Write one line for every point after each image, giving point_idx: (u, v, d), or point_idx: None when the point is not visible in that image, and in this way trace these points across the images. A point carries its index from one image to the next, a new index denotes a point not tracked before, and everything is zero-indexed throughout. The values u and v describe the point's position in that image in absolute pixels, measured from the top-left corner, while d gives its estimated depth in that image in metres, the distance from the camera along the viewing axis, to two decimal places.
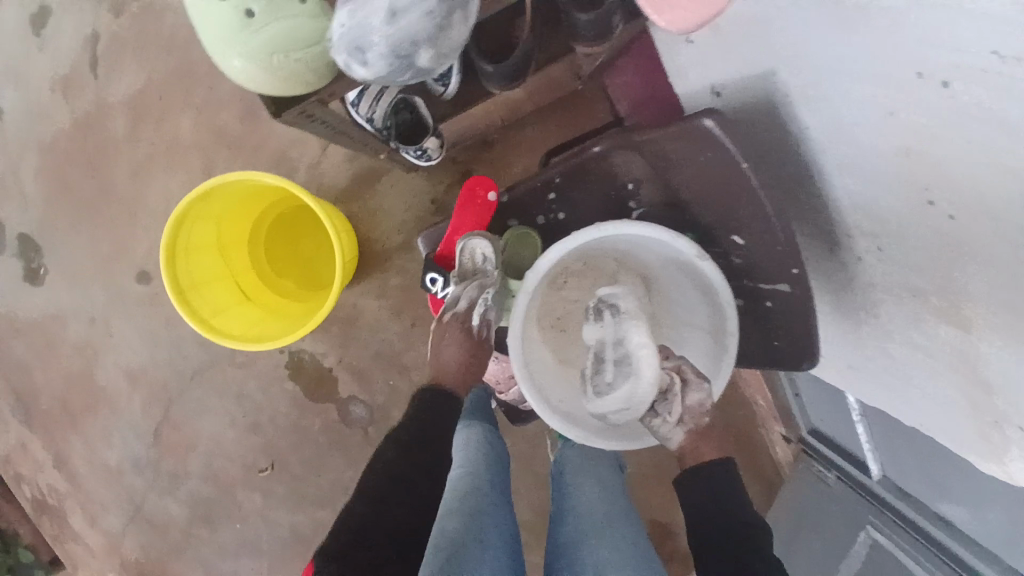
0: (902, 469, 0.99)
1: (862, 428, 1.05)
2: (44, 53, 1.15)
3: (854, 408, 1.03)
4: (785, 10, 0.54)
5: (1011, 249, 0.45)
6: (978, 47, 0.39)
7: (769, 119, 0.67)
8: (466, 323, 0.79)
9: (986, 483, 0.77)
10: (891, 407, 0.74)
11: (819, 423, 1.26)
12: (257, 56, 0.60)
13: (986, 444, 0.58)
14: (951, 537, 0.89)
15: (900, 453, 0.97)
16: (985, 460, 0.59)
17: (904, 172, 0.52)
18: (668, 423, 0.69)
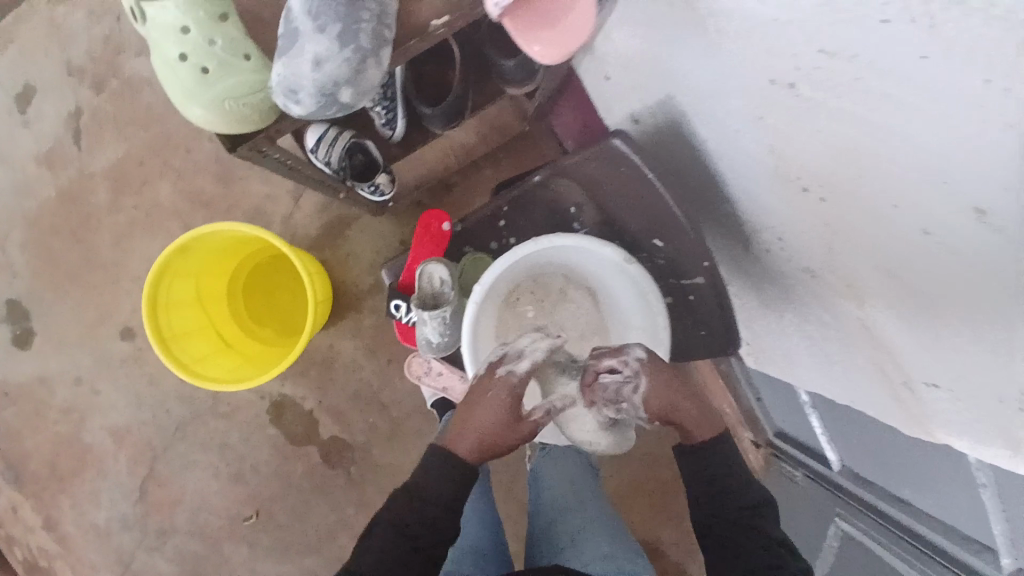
0: (855, 456, 1.04)
1: (816, 420, 1.10)
2: (28, 132, 1.23)
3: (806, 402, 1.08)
4: (670, 42, 0.64)
5: (870, 219, 0.52)
6: (808, 52, 0.46)
7: (677, 138, 0.77)
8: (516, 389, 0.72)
9: (918, 458, 0.82)
10: (822, 388, 0.81)
11: (782, 424, 1.32)
12: (213, 101, 0.54)
13: (905, 408, 0.64)
14: (905, 514, 0.94)
15: (851, 441, 1.02)
16: (908, 424, 0.65)
17: (780, 167, 0.59)
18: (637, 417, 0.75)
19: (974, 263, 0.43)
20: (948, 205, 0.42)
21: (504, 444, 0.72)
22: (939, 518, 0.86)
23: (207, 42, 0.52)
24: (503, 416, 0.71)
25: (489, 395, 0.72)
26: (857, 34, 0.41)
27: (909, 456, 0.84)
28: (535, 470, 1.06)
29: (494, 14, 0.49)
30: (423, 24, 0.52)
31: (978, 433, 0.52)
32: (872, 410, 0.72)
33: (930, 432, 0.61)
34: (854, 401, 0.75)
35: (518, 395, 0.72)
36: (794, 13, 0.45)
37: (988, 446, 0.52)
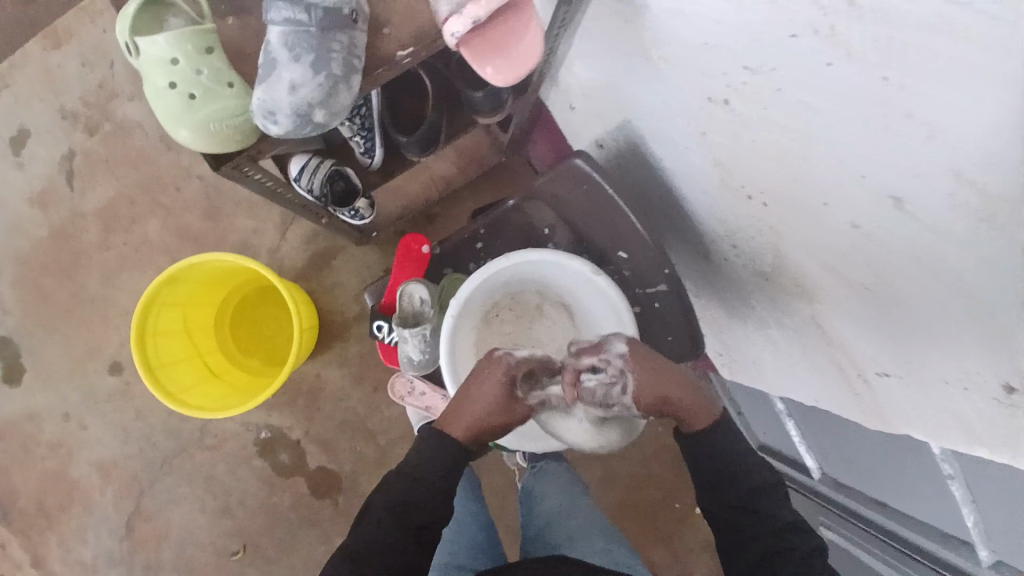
0: (832, 462, 1.05)
1: (793, 427, 1.11)
2: (21, 174, 1.27)
3: (782, 410, 1.09)
4: (624, 67, 0.70)
5: (808, 219, 0.57)
6: (736, 69, 0.51)
7: (636, 159, 0.83)
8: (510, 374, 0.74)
9: (889, 457, 0.83)
10: (791, 391, 0.84)
11: (763, 437, 1.34)
12: (201, 126, 0.58)
13: (864, 400, 0.67)
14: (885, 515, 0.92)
15: (826, 446, 1.03)
16: (869, 418, 0.68)
17: (725, 177, 0.64)
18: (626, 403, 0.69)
19: (900, 251, 0.47)
20: (869, 197, 0.47)
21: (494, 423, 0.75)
22: (917, 518, 0.85)
23: (195, 72, 0.57)
24: (495, 396, 0.73)
25: (487, 374, 0.75)
26: (772, 50, 0.46)
27: (881, 456, 0.85)
28: (529, 487, 1.09)
29: (452, 42, 0.55)
30: (392, 55, 0.57)
31: (938, 419, 0.56)
32: (839, 411, 0.75)
33: (892, 424, 0.65)
34: (820, 401, 0.78)
35: (512, 377, 0.74)
36: (721, 35, 0.50)
37: (946, 430, 0.56)
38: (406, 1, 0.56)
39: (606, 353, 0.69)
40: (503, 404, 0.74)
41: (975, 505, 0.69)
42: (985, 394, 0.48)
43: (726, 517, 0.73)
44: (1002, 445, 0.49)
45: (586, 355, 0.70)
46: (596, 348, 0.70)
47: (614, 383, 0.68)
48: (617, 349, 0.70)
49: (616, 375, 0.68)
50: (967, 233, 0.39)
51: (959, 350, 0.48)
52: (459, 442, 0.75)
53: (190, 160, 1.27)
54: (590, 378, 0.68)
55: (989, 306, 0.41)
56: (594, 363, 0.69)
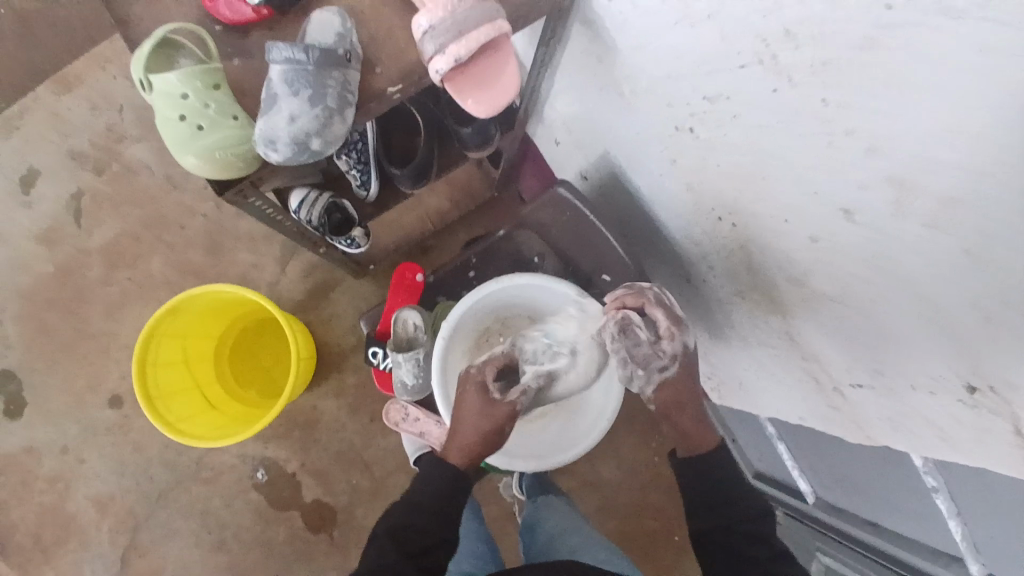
0: (823, 483, 1.03)
1: (784, 451, 1.09)
2: (30, 213, 1.31)
3: (772, 433, 1.07)
4: (604, 102, 0.76)
5: (774, 237, 0.60)
6: (697, 99, 0.56)
7: (617, 188, 0.88)
8: (480, 381, 0.80)
9: (877, 474, 0.82)
10: (778, 411, 0.86)
11: (757, 464, 1.33)
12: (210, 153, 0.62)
13: (842, 412, 0.69)
14: (879, 537, 0.90)
15: (817, 467, 1.01)
16: (848, 430, 0.70)
17: (698, 201, 0.69)
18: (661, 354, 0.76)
19: (857, 262, 0.51)
20: (824, 211, 0.50)
21: (492, 434, 0.78)
22: (910, 537, 0.83)
23: (203, 106, 0.62)
24: (478, 404, 0.78)
25: (466, 393, 0.80)
26: (726, 79, 0.51)
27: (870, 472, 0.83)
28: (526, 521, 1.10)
29: (437, 78, 0.60)
30: (383, 92, 0.62)
31: (911, 427, 0.58)
32: (823, 427, 0.76)
33: (873, 437, 0.66)
34: (805, 418, 0.79)
35: (483, 382, 0.80)
36: (683, 68, 0.56)
37: (920, 437, 0.58)
38: (396, 44, 0.61)
39: (674, 321, 0.77)
40: (491, 410, 0.78)
41: (959, 516, 0.68)
42: (951, 396, 0.50)
43: (731, 539, 0.73)
44: (976, 451, 0.51)
45: (655, 309, 0.77)
46: (669, 312, 0.77)
47: (667, 343, 0.76)
48: (681, 329, 0.77)
49: (672, 345, 0.75)
50: (914, 235, 0.43)
51: (923, 355, 0.51)
52: (460, 467, 0.78)
53: (193, 198, 1.32)
54: (637, 331, 0.76)
55: (943, 307, 0.45)
56: (655, 314, 0.77)
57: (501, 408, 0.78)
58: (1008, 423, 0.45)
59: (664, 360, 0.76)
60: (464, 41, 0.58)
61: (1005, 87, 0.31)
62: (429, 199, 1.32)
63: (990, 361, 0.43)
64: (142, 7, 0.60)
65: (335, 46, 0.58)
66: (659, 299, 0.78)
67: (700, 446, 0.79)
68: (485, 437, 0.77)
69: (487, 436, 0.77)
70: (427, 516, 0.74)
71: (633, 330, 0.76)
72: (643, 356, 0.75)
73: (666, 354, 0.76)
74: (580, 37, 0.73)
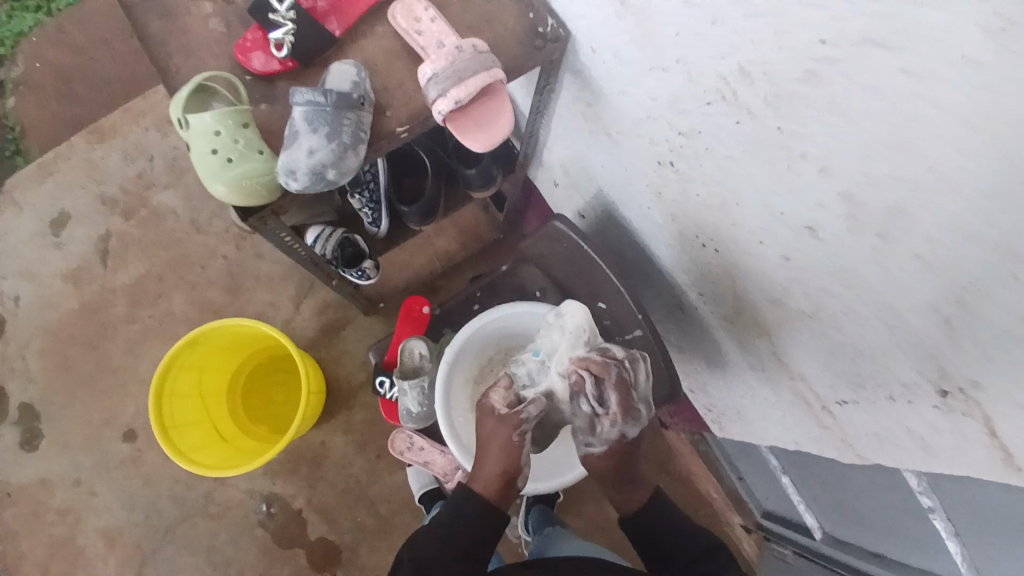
0: (830, 516, 1.00)
1: (791, 487, 1.07)
2: (61, 254, 1.39)
3: (776, 467, 1.05)
4: (595, 145, 0.82)
5: (751, 258, 0.65)
6: (674, 135, 0.63)
7: (611, 224, 0.93)
8: (490, 407, 0.79)
9: (881, 504, 0.81)
10: (776, 438, 0.87)
11: (766, 501, 1.26)
12: (239, 180, 0.66)
13: (830, 431, 0.72)
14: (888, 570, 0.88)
15: (821, 499, 0.99)
16: (840, 451, 0.72)
17: (683, 231, 0.74)
18: (605, 425, 0.77)
19: (825, 278, 0.55)
20: (793, 233, 0.55)
21: (501, 466, 0.75)
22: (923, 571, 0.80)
23: (233, 141, 0.66)
24: (492, 432, 0.77)
25: (482, 421, 0.79)
26: (696, 117, 0.57)
27: (877, 492, 0.80)
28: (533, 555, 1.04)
29: (440, 118, 0.67)
30: (392, 131, 0.69)
31: (895, 440, 0.61)
32: (817, 451, 0.78)
33: (863, 455, 0.68)
34: (801, 443, 0.80)
35: (493, 412, 0.79)
36: (659, 109, 0.63)
37: (905, 451, 0.60)
38: (405, 92, 0.70)
39: (624, 409, 0.76)
40: (497, 428, 0.77)
41: (958, 538, 0.68)
42: (926, 402, 0.53)
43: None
44: (955, 458, 0.53)
45: (612, 388, 0.76)
46: (625, 395, 0.77)
47: (607, 425, 0.77)
48: (631, 418, 0.77)
49: (612, 428, 0.76)
50: (871, 248, 0.47)
51: (895, 364, 0.54)
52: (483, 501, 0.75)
53: (216, 241, 1.39)
54: (586, 402, 0.77)
55: (905, 313, 0.49)
56: (609, 394, 0.77)
57: (506, 420, 0.77)
58: (981, 424, 0.48)
59: (594, 440, 0.78)
60: (463, 86, 0.65)
61: (929, 105, 0.36)
62: (438, 240, 1.39)
63: (955, 361, 0.47)
64: (182, 60, 0.70)
65: (351, 91, 0.65)
66: (621, 376, 0.77)
67: (631, 508, 0.79)
68: (502, 463, 0.75)
69: (507, 453, 0.76)
70: (446, 550, 0.71)
71: (580, 397, 0.77)
72: (580, 426, 0.78)
73: (601, 436, 0.77)
74: (571, 86, 0.80)
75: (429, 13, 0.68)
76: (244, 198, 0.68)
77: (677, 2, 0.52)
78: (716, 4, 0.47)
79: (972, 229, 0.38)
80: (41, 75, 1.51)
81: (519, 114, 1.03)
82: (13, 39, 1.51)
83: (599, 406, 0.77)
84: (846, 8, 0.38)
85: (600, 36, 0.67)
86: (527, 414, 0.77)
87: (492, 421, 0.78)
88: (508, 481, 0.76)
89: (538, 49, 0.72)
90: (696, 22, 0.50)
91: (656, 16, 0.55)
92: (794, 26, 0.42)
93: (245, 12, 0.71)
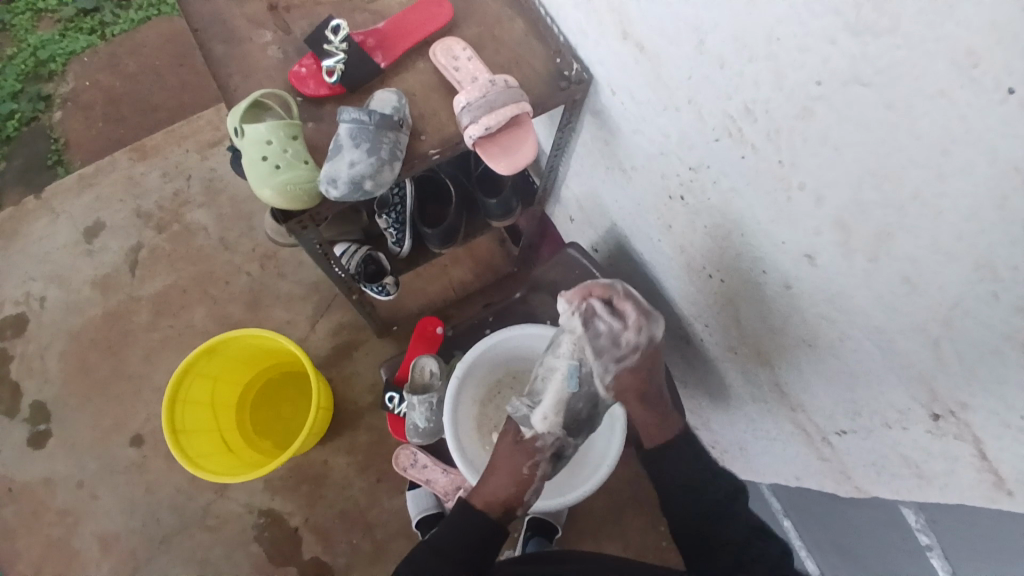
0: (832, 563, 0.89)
1: (791, 529, 0.96)
2: (91, 261, 1.45)
3: (777, 507, 0.97)
4: (610, 182, 0.89)
5: (755, 288, 0.69)
6: (685, 170, 0.69)
7: (624, 256, 0.97)
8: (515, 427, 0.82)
9: (889, 544, 0.70)
10: (780, 474, 0.88)
11: None
12: (285, 186, 0.70)
13: (830, 462, 0.74)
14: None
15: (822, 544, 0.88)
16: (841, 483, 0.73)
17: (690, 262, 0.79)
18: (630, 332, 0.78)
19: (822, 304, 0.60)
20: (793, 261, 0.60)
21: (511, 487, 0.78)
22: None
23: (283, 150, 0.71)
24: (510, 456, 0.80)
25: (502, 444, 0.82)
26: (705, 153, 0.64)
27: (873, 531, 0.73)
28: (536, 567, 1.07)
29: (470, 142, 0.73)
30: (425, 152, 0.74)
31: (892, 469, 0.63)
32: (816, 484, 0.80)
33: (860, 487, 0.70)
34: (801, 477, 0.82)
35: (518, 437, 0.81)
36: (671, 145, 0.69)
37: (901, 479, 0.62)
38: (440, 120, 0.76)
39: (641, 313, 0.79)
40: (514, 455, 0.80)
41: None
42: (918, 427, 0.56)
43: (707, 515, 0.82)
44: (948, 484, 0.56)
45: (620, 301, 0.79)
46: (635, 303, 0.80)
47: (631, 334, 0.78)
48: (651, 321, 0.80)
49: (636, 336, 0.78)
50: (863, 270, 0.52)
51: (890, 390, 0.57)
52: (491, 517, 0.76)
53: (242, 259, 1.45)
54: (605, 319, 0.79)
55: (893, 335, 0.53)
56: (622, 308, 0.79)
57: (523, 448, 0.80)
58: (972, 447, 0.51)
59: (627, 349, 0.78)
60: (493, 115, 0.71)
61: (912, 137, 0.42)
62: (454, 270, 1.44)
63: (944, 383, 0.50)
64: (240, 80, 0.77)
65: (391, 113, 0.71)
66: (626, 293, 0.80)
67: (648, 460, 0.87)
68: (514, 485, 0.78)
69: (520, 482, 0.78)
70: (442, 562, 0.71)
71: (596, 320, 0.79)
72: (607, 345, 0.78)
73: (628, 344, 0.78)
74: (591, 125, 0.86)
75: (466, 52, 0.76)
76: (289, 203, 0.72)
77: (689, 49, 0.59)
78: (724, 50, 0.54)
79: (950, 247, 0.43)
80: (91, 94, 1.61)
81: (540, 151, 1.10)
82: (65, 57, 1.64)
83: (616, 320, 0.79)
84: (836, 53, 0.44)
85: (618, 78, 0.73)
86: (543, 442, 0.79)
87: (511, 445, 0.81)
88: (517, 508, 0.79)
89: (560, 89, 0.78)
90: (707, 66, 0.57)
91: (670, 62, 0.63)
92: (793, 69, 0.49)
93: (302, 43, 0.79)
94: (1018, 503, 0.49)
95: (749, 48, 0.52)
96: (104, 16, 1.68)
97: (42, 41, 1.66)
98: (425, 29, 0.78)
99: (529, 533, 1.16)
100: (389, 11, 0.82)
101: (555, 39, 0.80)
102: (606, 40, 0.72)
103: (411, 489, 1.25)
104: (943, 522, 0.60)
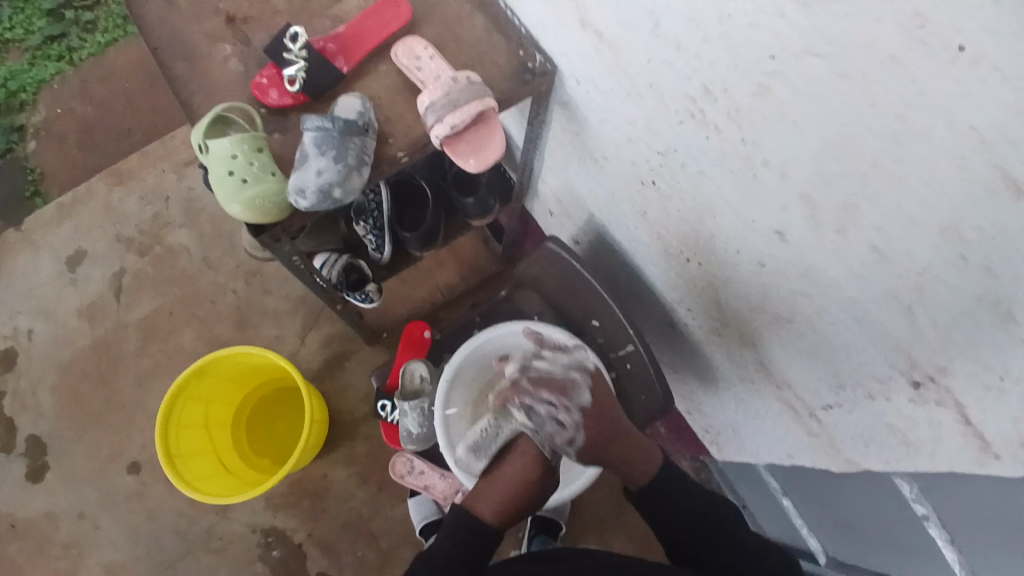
0: (833, 533, 0.87)
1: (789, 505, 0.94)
2: (75, 292, 1.44)
3: (776, 486, 0.95)
4: (583, 177, 0.89)
5: (731, 268, 0.69)
6: (653, 154, 0.69)
7: (603, 246, 0.97)
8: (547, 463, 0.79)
9: (898, 520, 0.68)
10: (776, 455, 0.88)
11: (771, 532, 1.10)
12: (252, 199, 0.70)
13: (821, 438, 0.74)
14: None
15: (819, 511, 0.87)
16: (834, 458, 0.73)
17: (667, 247, 0.79)
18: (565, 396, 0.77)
19: (797, 279, 0.60)
20: (765, 239, 0.60)
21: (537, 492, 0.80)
22: None
23: (249, 164, 0.70)
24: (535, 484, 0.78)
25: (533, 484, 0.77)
26: (671, 135, 0.64)
27: (874, 505, 0.72)
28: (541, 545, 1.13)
29: (437, 144, 0.73)
30: (393, 156, 0.74)
31: (880, 439, 0.63)
32: (810, 462, 0.79)
33: (852, 459, 0.70)
34: (795, 455, 0.82)
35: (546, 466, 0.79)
36: (638, 133, 0.69)
37: (892, 449, 0.62)
38: (406, 124, 0.76)
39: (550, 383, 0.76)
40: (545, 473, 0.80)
41: (956, 547, 0.60)
42: (902, 395, 0.57)
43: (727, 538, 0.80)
44: (936, 451, 0.56)
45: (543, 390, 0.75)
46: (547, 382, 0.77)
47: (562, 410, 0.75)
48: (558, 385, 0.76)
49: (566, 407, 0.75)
50: (832, 244, 0.52)
51: (870, 360, 0.57)
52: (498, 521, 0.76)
53: (226, 277, 1.44)
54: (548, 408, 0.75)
55: (868, 305, 0.53)
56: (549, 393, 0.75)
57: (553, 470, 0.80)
58: (955, 412, 0.51)
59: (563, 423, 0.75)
60: (457, 114, 0.70)
61: (867, 104, 0.42)
62: (440, 273, 1.44)
63: (922, 349, 0.51)
64: (203, 97, 0.77)
65: (355, 119, 0.71)
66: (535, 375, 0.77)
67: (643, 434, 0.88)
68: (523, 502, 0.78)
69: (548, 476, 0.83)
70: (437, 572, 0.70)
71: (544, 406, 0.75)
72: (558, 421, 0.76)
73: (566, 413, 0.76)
74: (560, 118, 0.86)
75: (428, 52, 0.76)
76: (258, 217, 0.72)
77: (647, 35, 0.59)
78: (679, 33, 0.54)
79: (915, 214, 0.43)
80: (64, 123, 1.60)
81: (513, 148, 1.10)
82: (36, 88, 1.63)
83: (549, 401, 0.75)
84: (786, 26, 0.44)
85: (582, 69, 0.73)
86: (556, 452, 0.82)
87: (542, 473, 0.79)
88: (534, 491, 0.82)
89: (525, 83, 0.78)
90: (665, 50, 0.57)
91: (629, 48, 0.62)
92: (747, 46, 0.48)
93: (263, 56, 0.79)
94: (1007, 466, 0.49)
95: (703, 29, 0.52)
96: (72, 43, 1.67)
97: (10, 71, 1.64)
98: (386, 32, 0.78)
99: (532, 530, 1.16)
100: (349, 16, 0.82)
101: (517, 33, 0.79)
102: (566, 31, 0.71)
103: (412, 495, 1.25)
104: (937, 488, 0.59)
